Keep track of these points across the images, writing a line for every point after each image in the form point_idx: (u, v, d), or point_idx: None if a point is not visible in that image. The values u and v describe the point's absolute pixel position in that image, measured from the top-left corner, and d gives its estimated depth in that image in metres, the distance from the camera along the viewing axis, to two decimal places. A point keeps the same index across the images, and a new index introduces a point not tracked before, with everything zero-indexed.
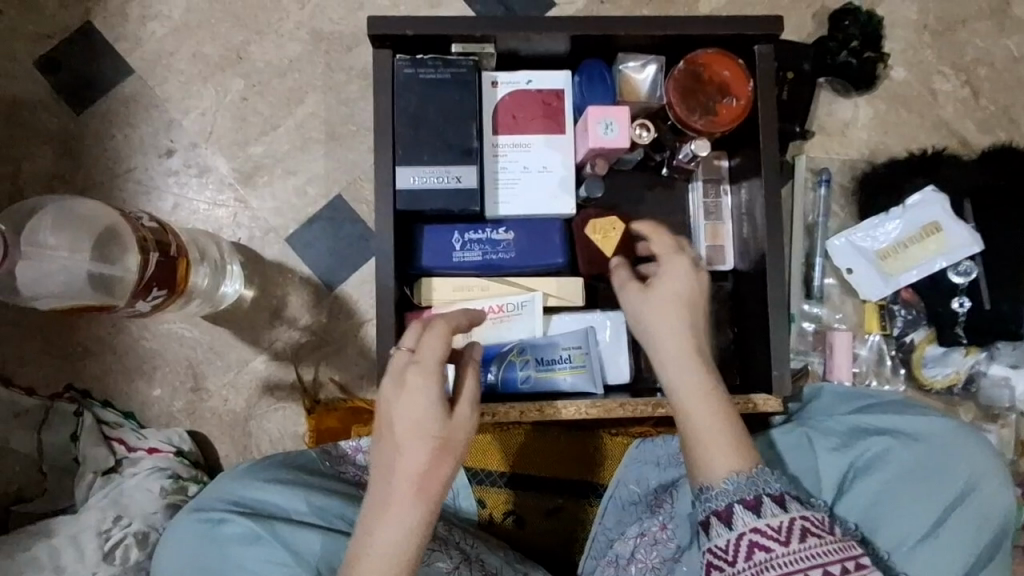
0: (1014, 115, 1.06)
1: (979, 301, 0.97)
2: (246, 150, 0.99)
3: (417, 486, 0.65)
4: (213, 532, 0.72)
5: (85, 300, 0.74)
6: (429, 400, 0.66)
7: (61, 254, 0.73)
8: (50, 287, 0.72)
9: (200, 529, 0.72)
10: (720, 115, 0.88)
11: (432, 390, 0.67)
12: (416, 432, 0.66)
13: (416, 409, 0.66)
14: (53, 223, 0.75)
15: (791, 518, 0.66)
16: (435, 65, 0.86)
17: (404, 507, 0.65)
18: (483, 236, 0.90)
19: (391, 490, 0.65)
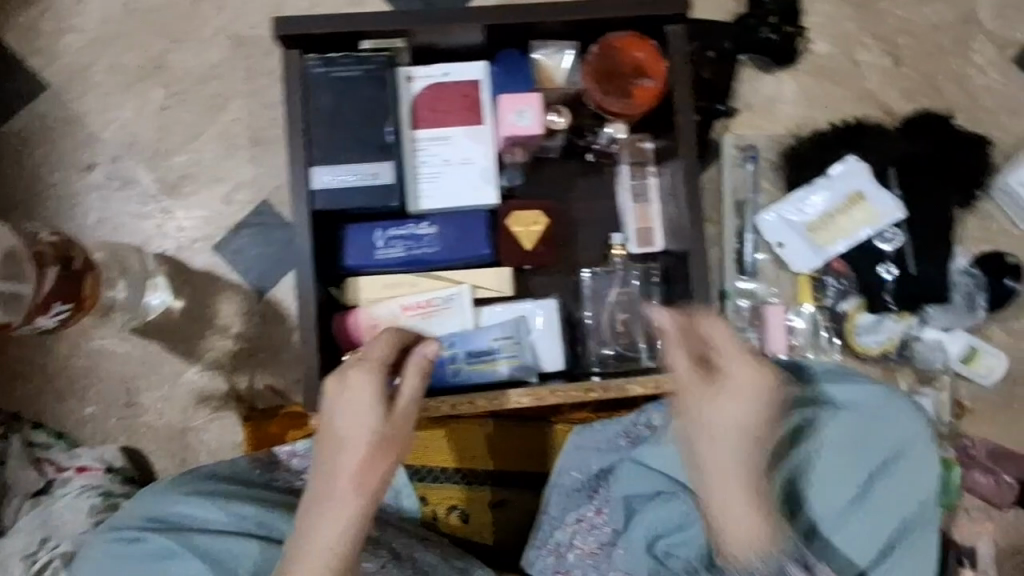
0: (938, 82, 1.07)
1: (905, 266, 0.98)
2: (168, 159, 0.98)
3: (356, 479, 0.68)
4: (127, 550, 0.72)
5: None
6: (370, 398, 0.70)
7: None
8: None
9: (113, 548, 0.72)
10: (636, 97, 0.88)
11: (375, 389, 0.70)
12: (357, 427, 0.69)
13: (360, 407, 0.69)
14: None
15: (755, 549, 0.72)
16: (347, 62, 0.85)
17: (344, 497, 0.68)
18: (406, 231, 0.90)
19: (332, 483, 0.68)
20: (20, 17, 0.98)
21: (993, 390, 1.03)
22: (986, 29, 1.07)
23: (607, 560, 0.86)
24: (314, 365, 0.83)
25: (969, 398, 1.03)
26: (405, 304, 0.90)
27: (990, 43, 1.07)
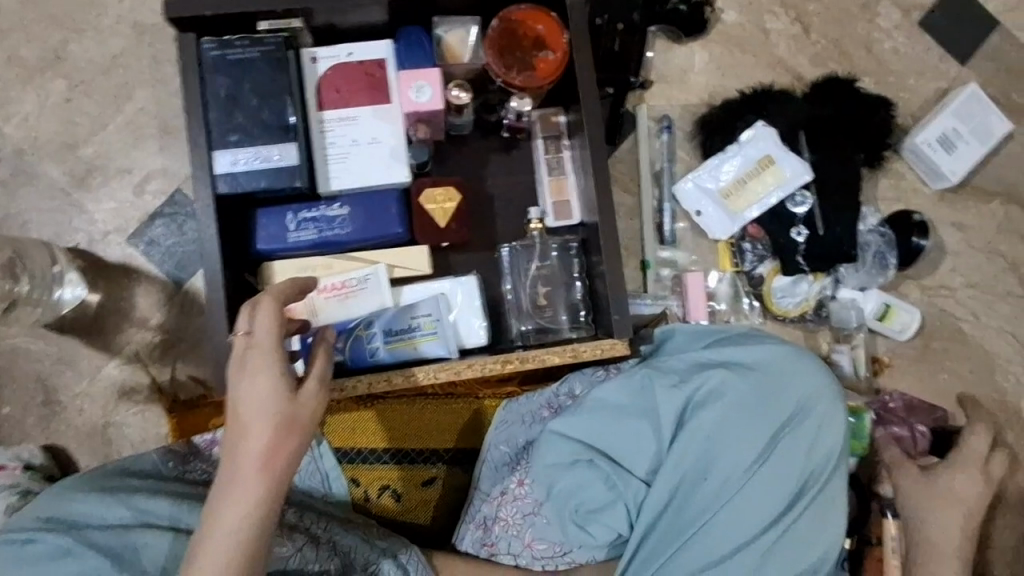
0: (844, 48, 1.10)
1: (815, 228, 0.99)
2: (76, 152, 0.97)
3: (263, 464, 0.61)
4: (19, 553, 0.67)
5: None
6: (269, 380, 0.62)
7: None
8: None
9: (4, 553, 0.67)
10: (539, 69, 0.89)
11: (274, 370, 0.62)
12: (255, 414, 0.61)
13: (257, 391, 0.61)
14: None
15: None
16: (242, 44, 0.84)
17: (248, 488, 0.60)
18: (317, 214, 0.90)
19: (233, 476, 0.60)
20: None
21: (909, 345, 1.07)
22: None
23: (532, 530, 0.85)
24: (224, 352, 0.82)
25: (887, 354, 1.06)
26: (320, 287, 0.89)
27: (893, 8, 1.10)
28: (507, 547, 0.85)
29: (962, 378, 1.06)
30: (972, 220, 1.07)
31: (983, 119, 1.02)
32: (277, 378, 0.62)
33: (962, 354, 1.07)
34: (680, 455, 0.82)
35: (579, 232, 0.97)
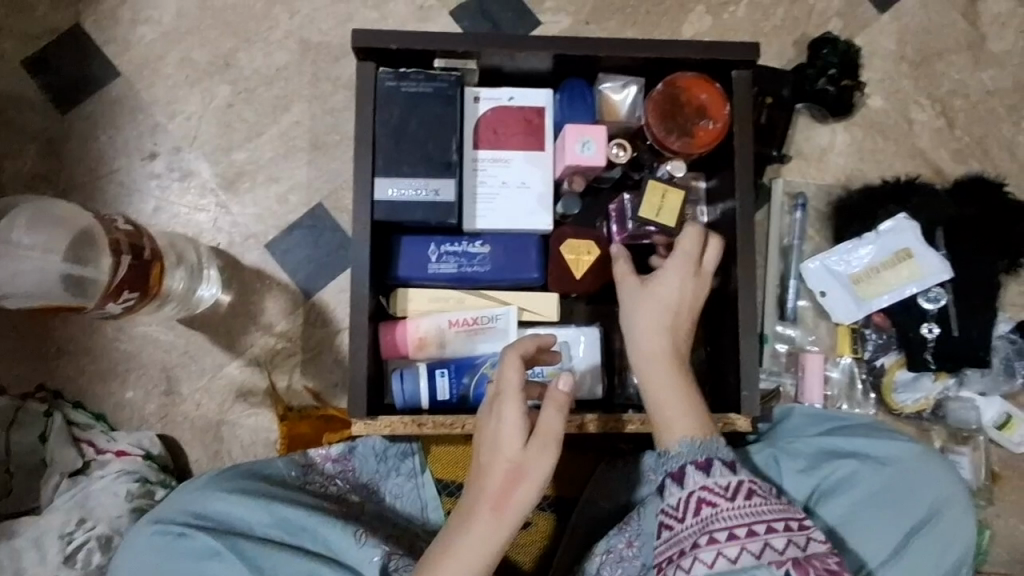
0: (988, 146, 1.09)
1: (947, 327, 0.97)
2: (229, 155, 1.00)
3: (493, 504, 0.70)
4: (174, 544, 0.72)
5: (54, 299, 0.71)
6: (510, 428, 0.70)
7: (34, 255, 0.71)
8: (22, 286, 0.71)
9: (159, 542, 0.72)
10: (698, 137, 0.89)
11: (510, 421, 0.70)
12: (492, 455, 0.71)
13: (493, 436, 0.71)
14: (27, 221, 0.73)
15: (740, 482, 0.74)
16: (418, 79, 0.86)
17: (481, 523, 0.69)
18: (460, 249, 0.91)
19: (469, 510, 0.71)
20: (98, 4, 1.00)
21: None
22: None
23: None
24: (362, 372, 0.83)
25: (1000, 465, 1.03)
26: (451, 319, 0.91)
27: None
28: None
29: None
30: None
31: None
32: (510, 426, 0.70)
33: None
34: None
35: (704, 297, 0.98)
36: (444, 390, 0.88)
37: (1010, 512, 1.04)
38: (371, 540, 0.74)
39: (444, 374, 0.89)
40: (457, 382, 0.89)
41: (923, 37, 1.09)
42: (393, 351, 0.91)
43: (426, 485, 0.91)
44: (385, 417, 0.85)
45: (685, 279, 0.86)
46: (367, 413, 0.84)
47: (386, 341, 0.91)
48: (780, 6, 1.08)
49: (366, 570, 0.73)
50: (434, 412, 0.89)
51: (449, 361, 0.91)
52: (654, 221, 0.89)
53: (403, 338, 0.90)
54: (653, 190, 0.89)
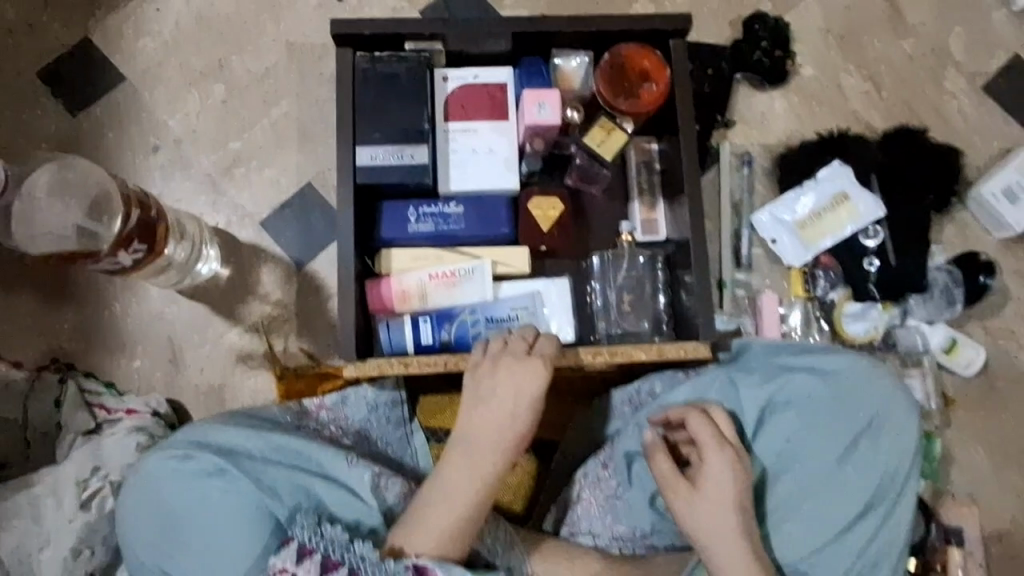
0: (913, 106, 1.20)
1: (886, 259, 1.08)
2: (225, 146, 1.10)
3: (513, 445, 0.83)
4: (180, 466, 0.79)
5: (67, 246, 0.80)
6: (537, 385, 0.84)
7: (60, 209, 0.82)
8: (44, 226, 0.81)
9: (168, 465, 0.80)
10: (642, 99, 1.00)
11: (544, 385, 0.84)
12: (517, 411, 0.84)
13: (527, 391, 0.84)
14: (53, 183, 0.83)
15: None
16: (391, 61, 0.97)
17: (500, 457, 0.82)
18: (436, 210, 1.00)
19: (489, 447, 0.82)
20: (104, 20, 1.12)
21: (975, 385, 1.11)
22: (956, 62, 1.22)
23: (614, 511, 0.92)
24: (351, 319, 0.92)
25: (953, 392, 1.11)
26: (430, 274, 0.98)
27: (960, 74, 1.21)
28: (589, 527, 0.92)
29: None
30: None
31: None
32: (541, 392, 0.84)
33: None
34: (761, 448, 0.88)
35: (665, 248, 1.06)
36: (428, 335, 0.97)
37: (967, 437, 1.11)
38: (361, 461, 0.82)
39: (427, 321, 0.98)
40: (440, 329, 0.98)
41: (847, 13, 1.21)
42: (381, 306, 0.98)
43: (414, 434, 0.98)
44: (373, 360, 0.92)
45: (733, 465, 0.80)
46: (355, 355, 0.92)
47: (372, 297, 0.98)
48: None
49: (356, 486, 0.81)
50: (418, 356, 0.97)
51: (431, 311, 0.99)
52: (592, 150, 1.02)
53: (388, 293, 0.98)
54: (601, 126, 1.02)
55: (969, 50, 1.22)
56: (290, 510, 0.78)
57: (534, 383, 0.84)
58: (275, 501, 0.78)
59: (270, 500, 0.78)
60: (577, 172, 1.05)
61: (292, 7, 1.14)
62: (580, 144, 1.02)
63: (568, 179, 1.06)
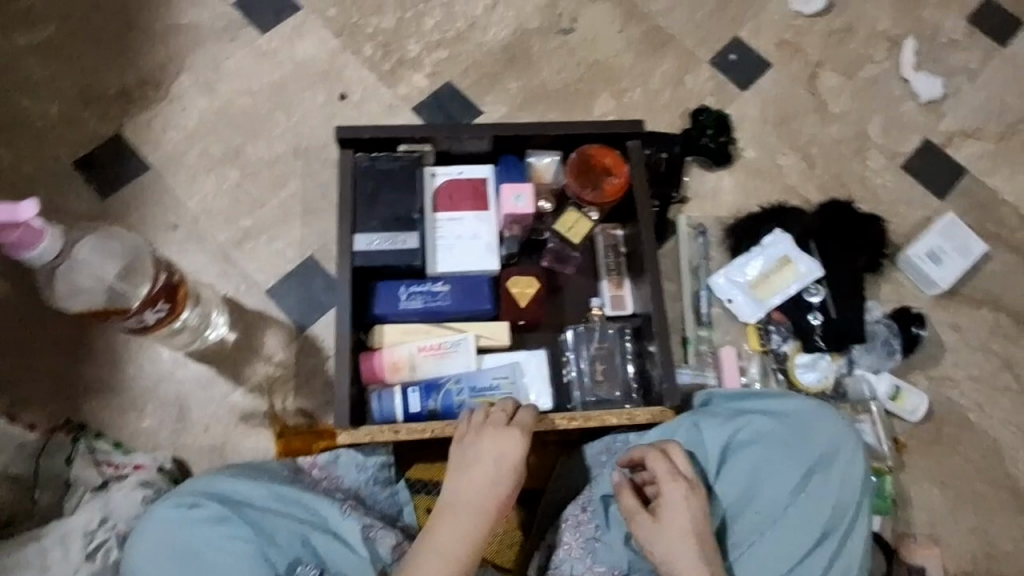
0: (844, 181, 1.38)
1: (828, 312, 1.20)
2: (237, 223, 1.23)
3: (498, 499, 0.89)
4: (186, 514, 0.85)
5: (98, 304, 0.89)
6: (515, 445, 0.92)
7: (101, 269, 0.90)
8: (82, 283, 0.89)
9: (177, 513, 0.85)
10: (606, 190, 1.15)
11: (524, 451, 0.92)
12: (500, 474, 0.90)
13: (505, 452, 0.91)
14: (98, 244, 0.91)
15: None
16: (386, 160, 1.12)
17: (485, 512, 0.87)
18: (424, 288, 1.12)
19: (476, 504, 0.88)
20: (136, 116, 1.28)
21: (925, 428, 1.21)
22: (877, 144, 1.41)
23: (594, 554, 0.96)
24: (346, 391, 1.01)
25: (905, 436, 1.20)
26: (420, 346, 1.09)
27: (882, 154, 1.40)
28: (570, 569, 0.97)
29: (972, 461, 1.21)
30: (965, 321, 1.29)
31: (963, 241, 1.29)
32: (521, 457, 0.92)
33: (970, 439, 1.22)
34: (725, 484, 0.95)
35: (632, 321, 1.18)
36: (416, 404, 1.06)
37: (921, 477, 1.19)
38: (355, 513, 0.89)
39: (415, 391, 1.06)
40: (427, 398, 1.06)
41: (780, 104, 1.42)
42: (373, 377, 1.08)
43: (399, 492, 1.05)
44: (366, 426, 1.00)
45: (688, 503, 0.88)
46: (350, 423, 1.00)
47: (365, 369, 1.08)
48: (666, 90, 1.40)
49: (350, 537, 0.87)
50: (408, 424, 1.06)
51: (420, 382, 1.08)
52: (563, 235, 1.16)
53: (380, 365, 1.08)
54: (569, 215, 1.16)
55: (887, 134, 1.42)
56: (288, 559, 0.84)
57: (515, 447, 0.92)
58: (274, 548, 0.84)
59: (270, 547, 0.84)
60: (551, 252, 1.19)
61: (301, 104, 1.32)
62: (552, 230, 1.17)
63: (543, 260, 1.20)
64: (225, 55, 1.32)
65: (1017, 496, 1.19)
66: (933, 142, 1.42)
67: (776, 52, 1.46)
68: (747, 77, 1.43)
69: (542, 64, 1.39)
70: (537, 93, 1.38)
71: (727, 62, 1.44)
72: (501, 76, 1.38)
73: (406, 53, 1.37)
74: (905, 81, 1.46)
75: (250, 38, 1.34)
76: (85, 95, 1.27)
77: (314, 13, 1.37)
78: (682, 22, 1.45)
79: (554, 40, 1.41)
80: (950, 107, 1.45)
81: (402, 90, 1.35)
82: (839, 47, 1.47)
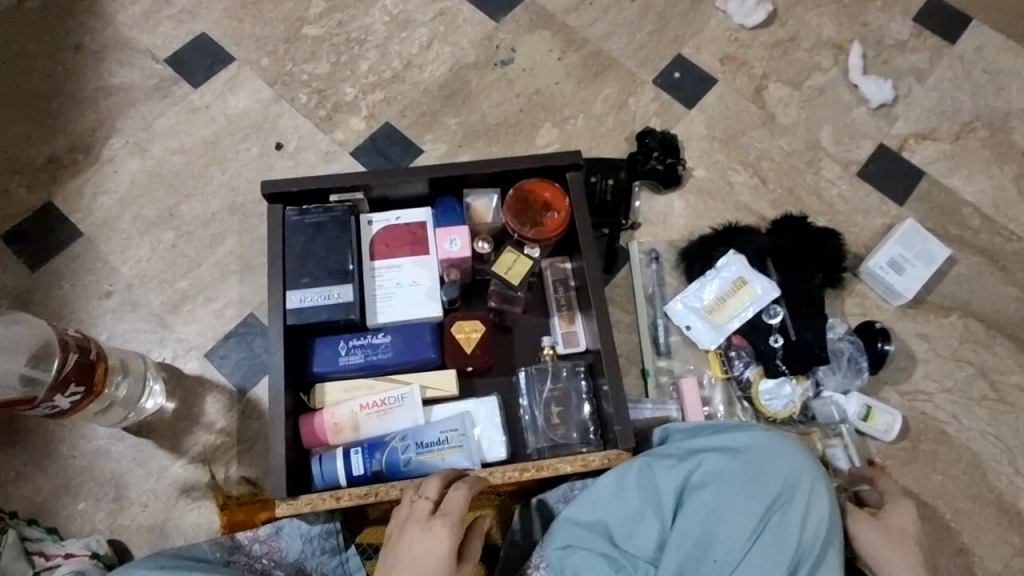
0: (798, 194, 1.34)
1: (788, 335, 1.14)
2: (173, 285, 1.19)
3: None
4: None
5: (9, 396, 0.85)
6: (441, 545, 0.80)
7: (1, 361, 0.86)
8: None
9: None
10: (547, 225, 1.10)
11: (453, 539, 0.81)
12: None
13: (431, 552, 0.80)
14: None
15: None
16: (317, 211, 1.08)
17: None
18: (364, 342, 1.08)
19: None
20: (66, 183, 1.25)
21: (900, 446, 1.16)
22: (830, 153, 1.38)
23: None
24: (280, 458, 0.95)
25: (880, 456, 1.15)
26: (362, 403, 1.04)
27: (835, 163, 1.37)
28: None
29: (952, 477, 1.15)
30: (934, 330, 1.24)
31: (924, 247, 1.24)
32: (451, 545, 0.80)
33: (949, 455, 1.16)
34: (682, 531, 0.90)
35: (586, 357, 1.13)
36: (359, 466, 1.01)
37: None
38: None
39: (357, 452, 1.01)
40: (371, 458, 1.01)
41: (727, 121, 1.39)
42: (315, 440, 1.04)
43: (351, 559, 1.00)
44: (305, 495, 0.95)
45: None
46: (287, 493, 0.94)
47: (306, 431, 1.04)
48: (610, 115, 1.38)
49: None
50: (351, 487, 1.01)
51: (363, 441, 1.03)
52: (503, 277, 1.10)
53: (321, 427, 1.03)
54: (508, 254, 1.10)
55: (838, 142, 1.39)
56: None
57: (442, 537, 0.81)
58: None
59: None
60: (495, 293, 1.14)
61: (236, 158, 1.29)
62: (493, 273, 1.11)
63: (490, 302, 1.15)
64: (156, 114, 1.30)
65: (1004, 512, 1.14)
66: (888, 147, 1.39)
67: (719, 68, 1.43)
68: (691, 95, 1.41)
69: (481, 98, 1.37)
70: (478, 128, 1.35)
71: (670, 81, 1.41)
72: (440, 113, 1.35)
73: (342, 98, 1.35)
74: (853, 87, 1.43)
75: (182, 94, 1.32)
76: (13, 166, 1.25)
77: (246, 64, 1.35)
78: (622, 45, 1.43)
79: (492, 73, 1.39)
80: (902, 110, 1.42)
81: (339, 135, 1.32)
82: (783, 58, 1.45)
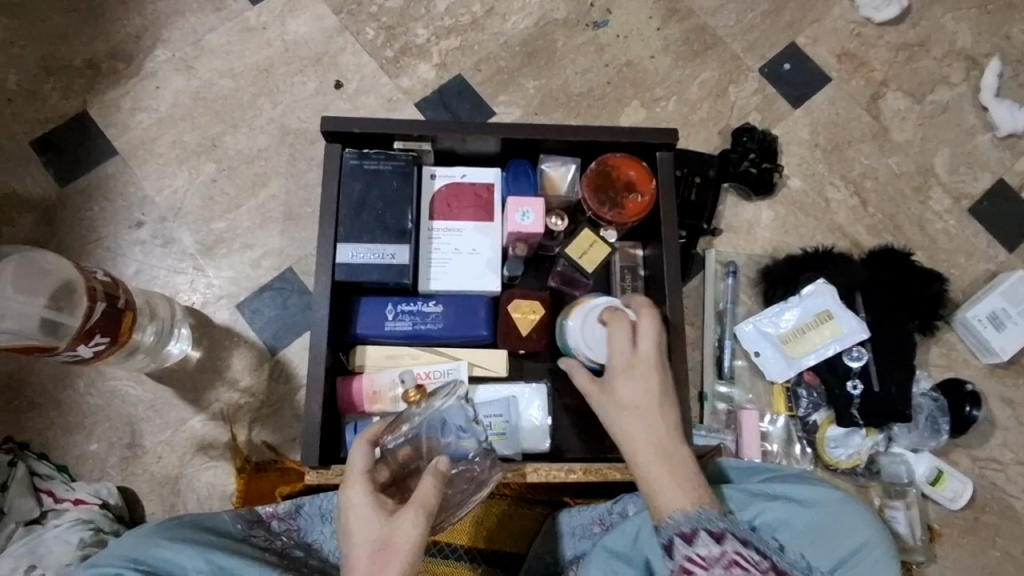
0: (899, 223, 1.21)
1: (869, 383, 1.05)
2: (209, 224, 1.10)
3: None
4: None
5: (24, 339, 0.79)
6: (358, 515, 0.66)
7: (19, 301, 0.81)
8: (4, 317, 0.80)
9: None
10: (628, 208, 0.99)
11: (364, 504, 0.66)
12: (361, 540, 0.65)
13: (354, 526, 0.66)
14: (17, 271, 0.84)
15: None
16: (379, 158, 0.97)
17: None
18: (414, 308, 0.99)
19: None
20: (103, 93, 1.13)
21: (961, 515, 1.09)
22: (942, 181, 1.23)
23: None
24: (315, 421, 0.88)
25: (939, 522, 1.08)
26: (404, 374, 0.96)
27: (946, 194, 1.23)
28: None
29: (1009, 556, 1.08)
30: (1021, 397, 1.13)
31: None
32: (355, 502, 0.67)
33: (1012, 532, 1.09)
34: None
35: None
36: None
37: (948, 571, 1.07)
38: None
39: None
40: None
41: (834, 128, 1.24)
42: (351, 406, 0.97)
43: None
44: (337, 466, 0.89)
45: (382, 522, 0.65)
46: (320, 462, 0.88)
47: (342, 395, 0.96)
48: (706, 101, 1.23)
49: None
50: None
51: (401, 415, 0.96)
52: (574, 261, 0.99)
53: (359, 394, 0.96)
54: (585, 236, 0.99)
55: (954, 170, 1.24)
56: None
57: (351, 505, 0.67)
58: None
59: None
60: (557, 274, 1.03)
61: (289, 92, 1.16)
62: (566, 256, 0.99)
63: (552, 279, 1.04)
64: (207, 29, 1.17)
65: None
66: (1007, 184, 1.24)
67: (835, 65, 1.27)
68: (799, 92, 1.25)
69: (566, 62, 1.22)
70: (558, 96, 1.21)
71: (778, 73, 1.25)
72: (518, 73, 1.21)
73: (412, 39, 1.20)
74: (982, 109, 1.26)
75: (237, 10, 1.18)
76: (48, 65, 1.13)
77: None
78: (730, 23, 1.26)
79: (581, 35, 1.23)
80: None
81: (404, 82, 1.19)
82: (908, 64, 1.28)
